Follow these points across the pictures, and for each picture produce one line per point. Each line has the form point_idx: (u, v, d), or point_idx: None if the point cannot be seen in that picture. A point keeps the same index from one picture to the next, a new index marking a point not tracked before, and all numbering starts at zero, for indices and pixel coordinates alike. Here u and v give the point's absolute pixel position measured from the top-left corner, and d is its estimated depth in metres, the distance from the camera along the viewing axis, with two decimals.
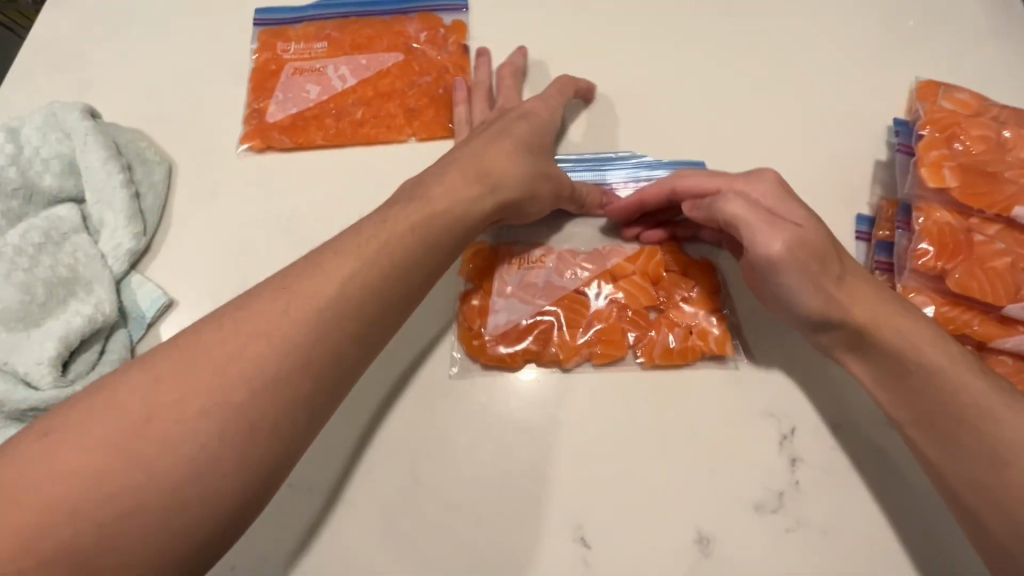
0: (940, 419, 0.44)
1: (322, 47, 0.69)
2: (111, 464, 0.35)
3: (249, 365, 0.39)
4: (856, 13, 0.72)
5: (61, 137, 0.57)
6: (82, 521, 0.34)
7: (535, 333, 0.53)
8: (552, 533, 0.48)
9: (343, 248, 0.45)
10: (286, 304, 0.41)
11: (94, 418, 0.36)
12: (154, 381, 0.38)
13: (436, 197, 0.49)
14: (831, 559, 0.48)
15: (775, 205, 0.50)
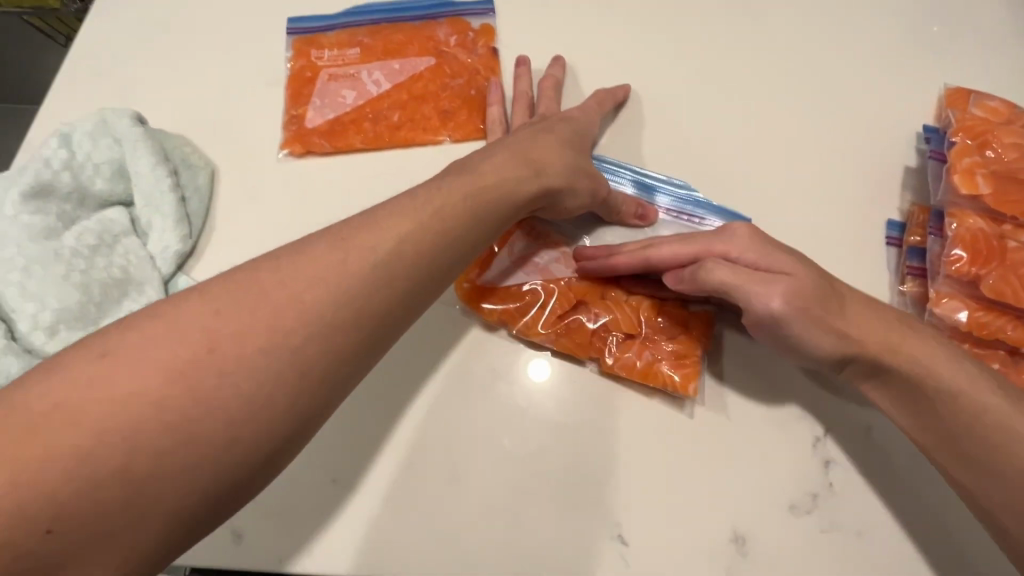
0: (949, 431, 0.45)
1: (355, 52, 0.70)
2: (167, 395, 0.35)
3: (307, 308, 0.39)
4: (882, 18, 0.72)
5: (111, 143, 0.59)
6: (135, 452, 0.33)
7: (514, 304, 0.55)
8: (591, 531, 0.49)
9: (401, 205, 0.45)
10: (346, 254, 0.42)
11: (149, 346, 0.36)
12: (211, 313, 0.37)
13: (488, 173, 0.51)
14: (866, 560, 0.48)
15: (758, 262, 0.51)
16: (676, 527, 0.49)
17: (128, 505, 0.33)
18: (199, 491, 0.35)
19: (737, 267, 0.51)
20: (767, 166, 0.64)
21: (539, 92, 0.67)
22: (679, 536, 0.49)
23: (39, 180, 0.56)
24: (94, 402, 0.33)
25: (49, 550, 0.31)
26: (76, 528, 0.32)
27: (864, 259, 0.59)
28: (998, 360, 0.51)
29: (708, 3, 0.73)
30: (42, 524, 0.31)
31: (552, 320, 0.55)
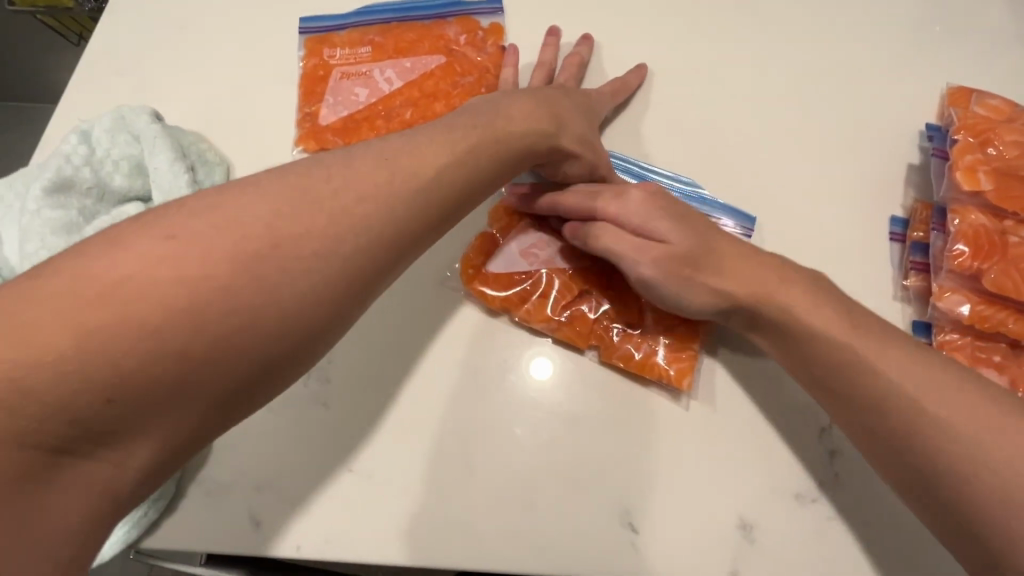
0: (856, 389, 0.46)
1: (366, 51, 0.71)
2: (223, 279, 0.35)
3: (357, 214, 0.40)
4: (885, 18, 0.73)
5: (129, 139, 0.60)
6: (192, 332, 0.33)
7: (515, 296, 0.56)
8: (603, 519, 0.50)
9: (440, 137, 0.46)
10: (395, 168, 0.43)
11: (206, 227, 0.35)
12: (267, 205, 0.37)
13: (514, 119, 0.52)
14: (872, 547, 0.50)
15: (637, 224, 0.53)
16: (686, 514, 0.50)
17: (185, 383, 0.33)
18: (244, 380, 0.36)
19: (608, 227, 0.54)
20: (772, 163, 0.65)
21: (563, 66, 0.70)
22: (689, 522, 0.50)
23: (60, 176, 0.57)
24: (152, 280, 0.33)
25: (106, 418, 0.32)
26: (135, 399, 0.32)
27: (868, 254, 0.60)
28: (1000, 352, 0.53)
29: (714, 2, 0.74)
30: (106, 392, 0.31)
31: (555, 311, 0.56)
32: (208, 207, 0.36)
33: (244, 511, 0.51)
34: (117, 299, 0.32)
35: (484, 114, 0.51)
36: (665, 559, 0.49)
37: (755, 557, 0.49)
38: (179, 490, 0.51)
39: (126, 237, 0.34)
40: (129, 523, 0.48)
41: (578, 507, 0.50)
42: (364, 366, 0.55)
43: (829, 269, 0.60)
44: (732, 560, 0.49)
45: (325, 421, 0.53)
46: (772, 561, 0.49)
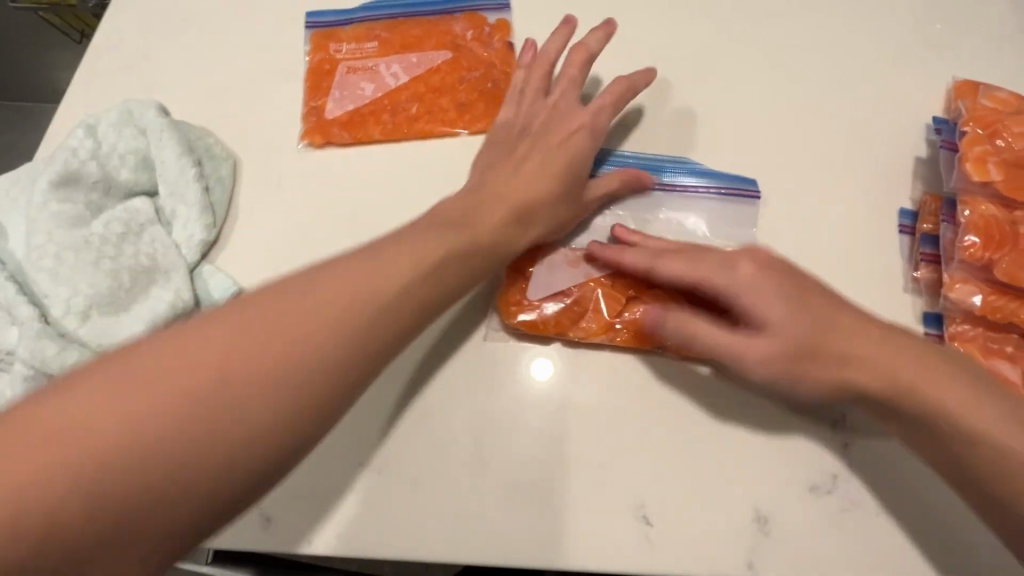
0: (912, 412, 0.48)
1: (373, 46, 0.71)
2: (220, 406, 0.36)
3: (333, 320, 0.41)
4: (890, 14, 0.74)
5: (135, 133, 0.60)
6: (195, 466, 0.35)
7: (569, 316, 0.55)
8: (616, 510, 0.50)
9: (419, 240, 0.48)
10: (376, 272, 0.44)
11: (199, 359, 0.37)
12: (254, 330, 0.39)
13: (486, 214, 0.52)
14: (886, 540, 0.49)
15: (728, 271, 0.50)
16: (699, 505, 0.50)
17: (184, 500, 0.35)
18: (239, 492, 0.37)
19: (709, 276, 0.50)
20: (780, 156, 0.65)
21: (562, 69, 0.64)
22: (703, 513, 0.50)
23: (67, 170, 0.56)
24: (150, 411, 0.35)
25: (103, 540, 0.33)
26: (138, 521, 0.34)
27: (878, 246, 0.60)
28: (1011, 343, 0.53)
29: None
30: (110, 517, 0.33)
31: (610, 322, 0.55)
32: (198, 338, 0.38)
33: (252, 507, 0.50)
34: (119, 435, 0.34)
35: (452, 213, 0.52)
36: (680, 552, 0.49)
37: (770, 549, 0.49)
38: None
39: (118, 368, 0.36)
40: None
41: (590, 497, 0.50)
42: None
43: (840, 261, 0.59)
44: (748, 552, 0.49)
45: None
46: (788, 553, 0.49)
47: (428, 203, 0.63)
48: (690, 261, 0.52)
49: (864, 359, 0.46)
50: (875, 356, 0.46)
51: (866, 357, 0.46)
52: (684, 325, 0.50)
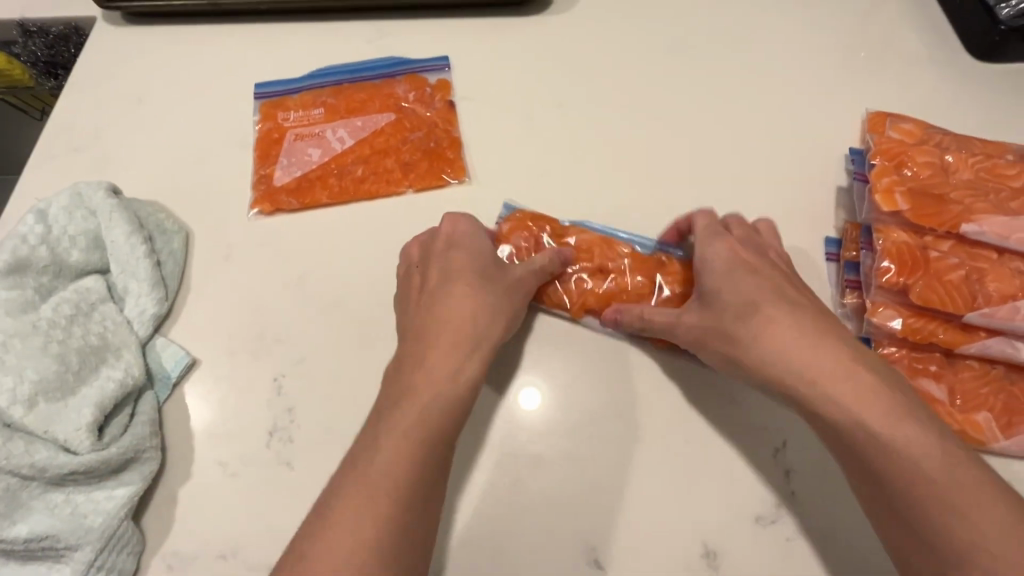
0: (852, 461, 0.44)
1: (319, 112, 0.74)
2: (414, 504, 0.44)
3: (453, 405, 0.48)
4: (802, 56, 0.80)
5: (86, 215, 0.62)
6: (403, 547, 0.42)
7: (540, 220, 0.63)
8: (568, 555, 0.50)
9: (440, 346, 0.50)
10: (428, 363, 0.49)
11: (392, 464, 0.44)
12: (421, 430, 0.46)
13: (458, 315, 0.52)
14: (831, 563, 0.50)
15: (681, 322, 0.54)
16: (649, 543, 0.51)
17: None
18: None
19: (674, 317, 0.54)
20: (709, 198, 0.69)
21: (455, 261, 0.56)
22: (651, 550, 0.51)
23: (16, 256, 0.58)
24: None
25: None
26: None
27: (807, 273, 0.63)
28: (935, 362, 0.56)
29: (644, 54, 0.81)
30: None
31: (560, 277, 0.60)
32: (381, 427, 0.47)
33: None
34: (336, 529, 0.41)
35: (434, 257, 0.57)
36: None
37: None
38: (138, 566, 0.51)
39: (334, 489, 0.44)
40: None
41: (543, 545, 0.51)
42: (328, 424, 0.57)
43: None
44: None
45: (289, 482, 0.54)
46: None
47: (377, 261, 0.65)
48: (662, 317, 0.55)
49: (814, 404, 0.45)
50: (799, 370, 0.46)
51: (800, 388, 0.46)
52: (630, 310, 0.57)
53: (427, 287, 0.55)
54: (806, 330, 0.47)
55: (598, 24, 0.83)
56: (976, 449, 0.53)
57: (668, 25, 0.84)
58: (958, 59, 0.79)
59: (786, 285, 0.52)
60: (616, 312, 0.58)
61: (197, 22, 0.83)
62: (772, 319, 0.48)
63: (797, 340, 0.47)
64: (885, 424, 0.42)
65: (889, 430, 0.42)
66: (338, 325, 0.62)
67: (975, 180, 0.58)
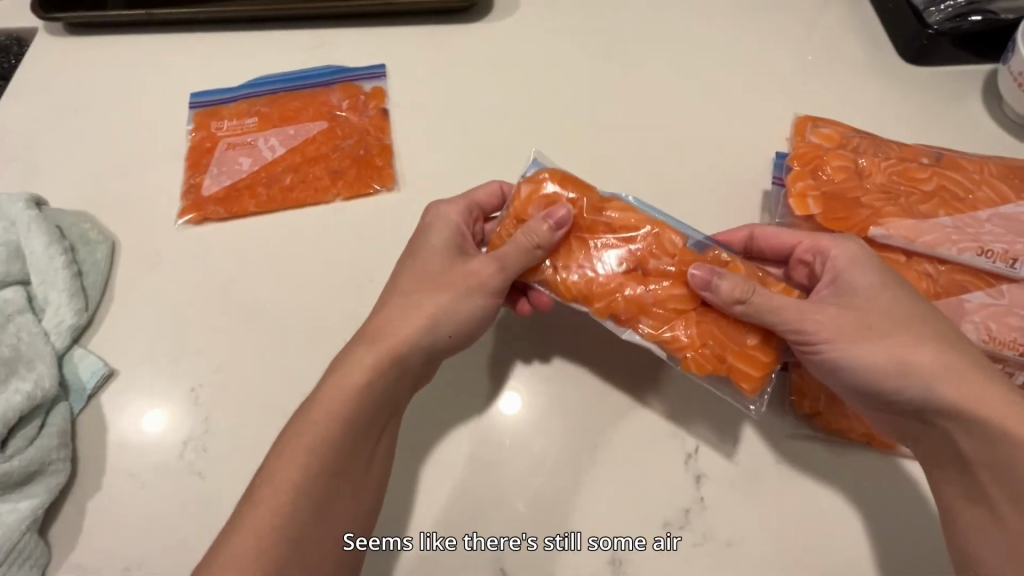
0: (944, 421, 0.47)
1: (252, 121, 0.75)
2: (309, 501, 0.47)
3: (355, 406, 0.50)
4: (736, 62, 0.81)
5: (7, 227, 0.62)
6: (304, 538, 0.47)
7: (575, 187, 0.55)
8: (476, 562, 0.51)
9: (348, 363, 0.51)
10: (339, 374, 0.51)
11: (289, 480, 0.47)
12: (325, 431, 0.49)
13: (394, 320, 0.53)
14: (738, 568, 0.50)
15: (815, 311, 0.49)
16: (556, 547, 0.51)
17: None
18: None
19: (808, 307, 0.49)
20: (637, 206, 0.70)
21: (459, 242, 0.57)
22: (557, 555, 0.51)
23: None
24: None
25: None
26: None
27: None
28: None
29: (581, 61, 0.81)
30: None
31: (572, 262, 0.54)
32: (285, 439, 0.49)
33: None
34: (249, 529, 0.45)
35: (418, 242, 0.57)
36: None
37: None
38: None
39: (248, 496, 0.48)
40: None
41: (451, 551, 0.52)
42: (244, 432, 0.57)
43: None
44: None
45: (200, 492, 0.54)
46: None
47: (303, 270, 0.65)
48: (776, 303, 0.49)
49: (914, 369, 0.47)
50: (945, 380, 0.47)
51: (951, 397, 0.46)
52: (725, 293, 0.49)
53: (407, 266, 0.56)
54: (944, 338, 0.48)
55: (535, 31, 0.84)
56: (884, 451, 0.54)
57: (605, 31, 0.84)
58: (891, 64, 0.79)
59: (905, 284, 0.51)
60: (711, 276, 0.50)
61: (135, 31, 0.84)
62: (912, 328, 0.48)
63: (940, 351, 0.47)
64: (969, 390, 0.46)
65: (975, 392, 0.46)
66: (261, 334, 0.62)
67: (889, 184, 0.59)
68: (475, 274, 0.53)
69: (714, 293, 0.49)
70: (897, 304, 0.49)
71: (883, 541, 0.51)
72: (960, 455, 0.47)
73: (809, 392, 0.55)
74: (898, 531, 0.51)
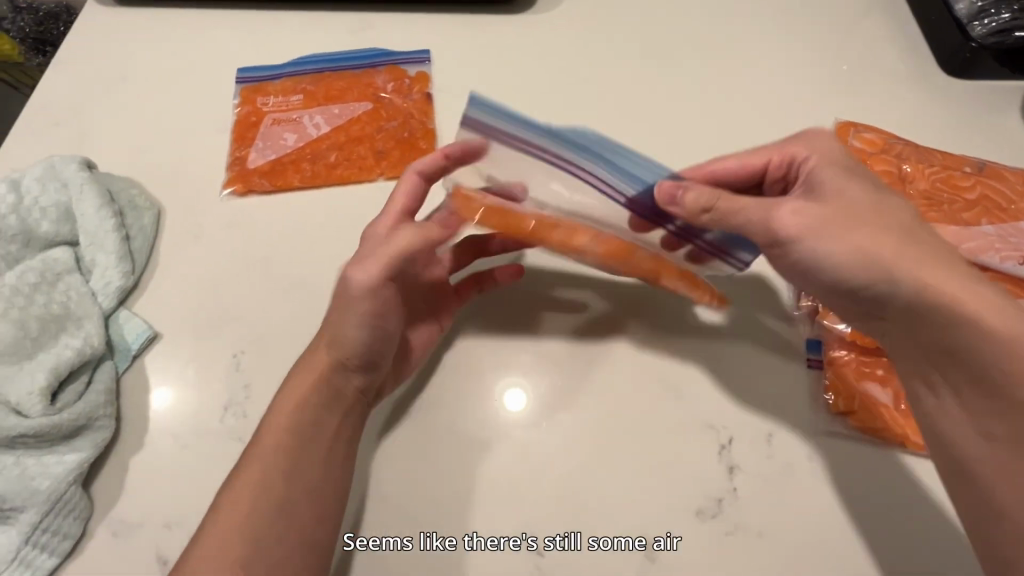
0: (902, 318, 0.48)
1: (298, 99, 0.76)
2: (292, 493, 0.48)
3: (301, 408, 0.51)
4: (779, 66, 0.82)
5: (59, 187, 0.63)
6: (281, 525, 0.47)
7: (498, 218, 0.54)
8: (511, 538, 0.52)
9: (299, 372, 0.53)
10: (296, 383, 0.52)
11: (263, 472, 0.49)
12: (269, 456, 0.49)
13: (327, 337, 0.53)
14: (769, 559, 0.51)
15: (785, 209, 0.50)
16: (555, 547, 0.52)
17: None
18: None
19: (775, 204, 0.51)
20: None
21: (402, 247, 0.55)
22: (562, 549, 0.52)
23: None
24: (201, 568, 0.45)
25: None
26: None
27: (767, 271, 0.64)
28: (881, 367, 0.56)
29: (624, 57, 0.82)
30: None
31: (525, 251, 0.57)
32: (258, 433, 0.51)
33: (150, 545, 0.51)
34: (228, 514, 0.47)
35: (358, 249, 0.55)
36: None
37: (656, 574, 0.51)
38: (84, 531, 0.51)
39: (227, 489, 0.49)
40: (27, 568, 0.48)
41: (456, 544, 0.52)
42: None
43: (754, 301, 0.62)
44: None
45: (237, 456, 0.55)
46: None
47: (344, 246, 0.66)
48: (738, 209, 0.51)
49: (882, 264, 0.47)
50: (909, 268, 0.46)
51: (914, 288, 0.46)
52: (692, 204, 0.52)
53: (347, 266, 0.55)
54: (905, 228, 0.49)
55: (579, 25, 0.85)
56: (919, 454, 0.54)
57: (647, 29, 0.85)
58: (934, 75, 0.80)
59: (884, 192, 0.52)
60: (676, 189, 0.51)
61: (186, 5, 0.85)
62: (874, 223, 0.48)
63: (900, 239, 0.48)
64: (933, 279, 0.46)
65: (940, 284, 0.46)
66: (303, 306, 0.63)
67: (931, 191, 0.59)
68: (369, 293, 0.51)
69: (679, 206, 0.52)
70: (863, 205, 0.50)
71: (906, 543, 0.51)
72: (918, 349, 0.48)
73: (845, 392, 0.56)
74: (931, 531, 0.52)
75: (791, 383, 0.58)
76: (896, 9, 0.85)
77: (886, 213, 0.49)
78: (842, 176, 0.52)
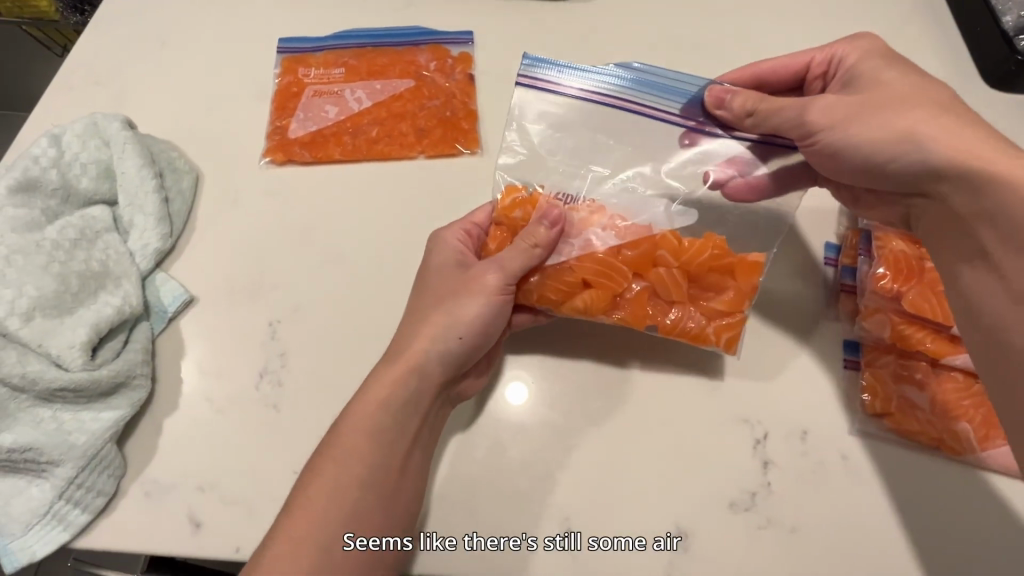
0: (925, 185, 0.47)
1: (340, 72, 0.75)
2: (371, 488, 0.47)
3: (392, 402, 0.50)
4: None
5: (100, 144, 0.62)
6: (367, 521, 0.46)
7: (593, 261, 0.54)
8: (543, 520, 0.52)
9: (387, 374, 0.51)
10: (388, 377, 0.51)
11: (345, 468, 0.47)
12: (351, 459, 0.48)
13: (419, 339, 0.52)
14: (802, 555, 0.51)
15: (818, 101, 0.52)
16: (555, 547, 0.51)
17: None
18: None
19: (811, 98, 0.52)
20: None
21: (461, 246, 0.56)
22: (561, 549, 0.51)
23: (26, 176, 0.58)
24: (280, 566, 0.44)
25: None
26: None
27: (814, 276, 0.63)
28: (920, 370, 0.56)
29: (668, 50, 0.82)
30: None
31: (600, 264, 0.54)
32: (342, 426, 0.49)
33: (183, 507, 0.51)
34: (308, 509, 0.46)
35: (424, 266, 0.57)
36: (600, 565, 0.50)
37: (688, 564, 0.51)
38: (117, 490, 0.51)
39: (303, 483, 0.47)
40: (62, 521, 0.48)
41: (456, 543, 0.51)
42: (318, 373, 0.57)
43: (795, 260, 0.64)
44: (665, 569, 0.50)
45: (272, 424, 0.55)
46: (704, 567, 0.50)
47: (383, 222, 0.66)
48: (778, 104, 0.53)
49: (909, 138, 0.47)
50: (932, 138, 0.46)
51: (941, 159, 0.45)
52: (737, 103, 0.55)
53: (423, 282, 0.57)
54: (937, 104, 0.48)
55: (624, 16, 0.84)
56: (953, 459, 0.54)
57: (692, 23, 0.84)
58: (976, 85, 0.80)
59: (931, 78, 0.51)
60: (724, 95, 0.55)
61: None
62: (910, 103, 0.48)
63: (928, 112, 0.47)
64: (953, 142, 0.45)
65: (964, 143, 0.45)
66: (341, 278, 0.62)
67: None
68: (476, 280, 0.53)
69: (727, 108, 0.55)
70: (899, 88, 0.50)
71: (935, 548, 0.51)
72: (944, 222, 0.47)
73: (881, 393, 0.55)
74: (964, 536, 0.52)
75: (825, 384, 0.58)
76: (945, 18, 0.85)
77: (919, 93, 0.49)
78: (882, 65, 0.52)
